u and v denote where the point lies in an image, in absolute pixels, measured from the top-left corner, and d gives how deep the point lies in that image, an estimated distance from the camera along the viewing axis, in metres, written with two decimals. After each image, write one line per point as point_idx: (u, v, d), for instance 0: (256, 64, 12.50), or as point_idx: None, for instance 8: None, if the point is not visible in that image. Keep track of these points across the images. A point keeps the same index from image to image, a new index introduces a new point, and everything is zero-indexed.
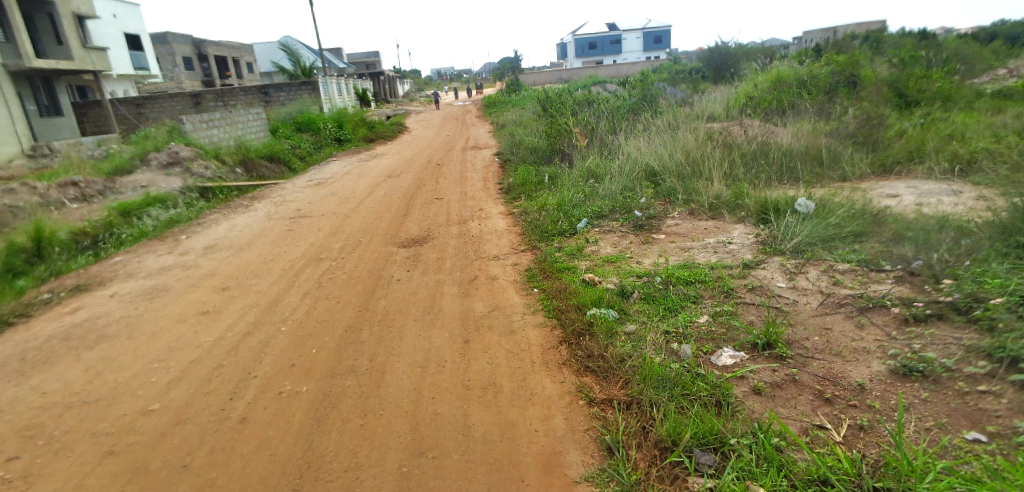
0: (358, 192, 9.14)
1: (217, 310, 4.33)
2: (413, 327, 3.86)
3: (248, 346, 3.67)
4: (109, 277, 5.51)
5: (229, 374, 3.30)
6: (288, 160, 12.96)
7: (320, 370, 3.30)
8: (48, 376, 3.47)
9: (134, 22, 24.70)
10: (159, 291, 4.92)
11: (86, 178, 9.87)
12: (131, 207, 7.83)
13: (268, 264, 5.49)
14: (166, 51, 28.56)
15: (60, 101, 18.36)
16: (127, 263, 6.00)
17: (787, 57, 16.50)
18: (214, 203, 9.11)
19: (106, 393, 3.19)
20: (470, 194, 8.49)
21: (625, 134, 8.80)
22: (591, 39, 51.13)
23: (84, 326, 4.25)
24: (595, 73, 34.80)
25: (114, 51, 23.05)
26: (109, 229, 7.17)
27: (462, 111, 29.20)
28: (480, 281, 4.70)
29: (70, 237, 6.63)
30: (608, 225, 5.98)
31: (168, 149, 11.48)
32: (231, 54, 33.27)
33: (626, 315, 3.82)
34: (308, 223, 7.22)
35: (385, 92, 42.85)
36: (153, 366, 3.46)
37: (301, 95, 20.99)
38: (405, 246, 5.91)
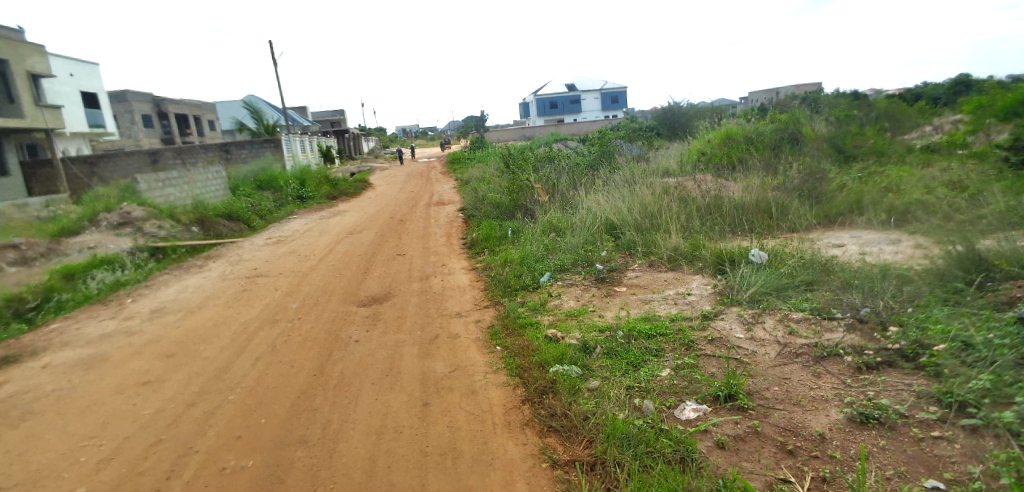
0: (319, 249, 8.99)
1: (160, 380, 4.08)
2: (370, 390, 3.71)
3: (191, 418, 3.44)
4: (43, 346, 5.17)
5: (167, 450, 3.07)
6: (247, 218, 12.72)
7: (268, 441, 3.11)
8: None
9: (91, 81, 24.44)
10: (97, 360, 4.63)
11: (28, 240, 9.42)
12: (75, 270, 7.48)
13: (219, 327, 5.26)
14: (124, 110, 28.21)
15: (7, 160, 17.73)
16: (65, 331, 5.65)
17: (735, 116, 17.53)
18: (165, 263, 8.79)
19: (27, 476, 2.92)
20: (433, 249, 8.48)
21: (585, 189, 9.04)
22: (552, 98, 53.31)
23: (8, 401, 3.93)
24: (557, 131, 36.11)
25: (68, 110, 22.63)
26: (48, 293, 6.79)
27: (428, 167, 29.60)
28: (442, 340, 4.60)
29: (4, 304, 6.26)
30: (570, 278, 6.02)
31: (119, 210, 11.14)
32: (192, 112, 33.13)
33: (589, 371, 3.78)
34: (264, 283, 7.02)
35: (350, 149, 43.16)
36: (82, 445, 3.20)
37: (263, 153, 20.93)
38: (365, 304, 5.78)
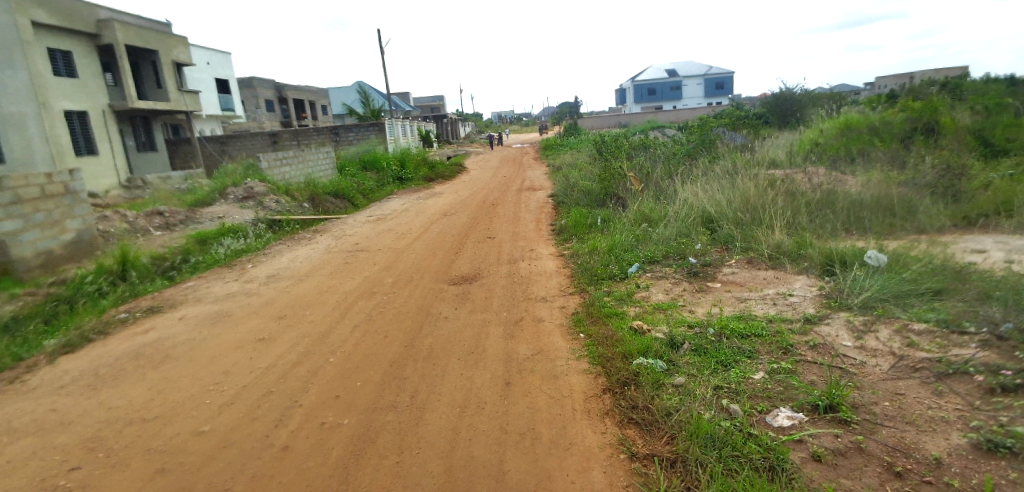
0: (415, 229, 9.41)
1: (272, 338, 4.51)
2: (456, 366, 3.86)
3: (297, 375, 3.78)
4: (179, 301, 5.90)
5: (277, 402, 3.40)
6: (351, 196, 13.58)
7: (362, 404, 3.34)
8: (115, 392, 3.68)
9: (225, 68, 27.14)
10: (222, 317, 5.19)
11: (171, 208, 10.73)
12: (207, 237, 8.48)
13: (324, 295, 5.70)
14: (251, 94, 31.05)
15: (156, 138, 20.24)
16: (197, 288, 6.40)
17: (857, 103, 15.95)
18: (280, 235, 9.64)
19: (164, 412, 3.34)
20: (522, 234, 8.58)
21: (682, 179, 8.68)
22: (651, 84, 51.53)
23: (153, 345, 4.54)
24: (655, 118, 34.90)
25: (206, 94, 25.32)
26: (186, 255, 7.75)
27: (521, 152, 29.81)
28: (526, 323, 4.67)
29: (151, 262, 7.23)
30: (660, 270, 5.84)
31: (244, 185, 12.36)
32: (308, 97, 35.78)
33: (675, 367, 3.67)
34: (364, 257, 7.48)
35: (448, 134, 44.54)
36: (208, 389, 3.62)
37: (369, 136, 22.17)
38: (455, 283, 5.99)
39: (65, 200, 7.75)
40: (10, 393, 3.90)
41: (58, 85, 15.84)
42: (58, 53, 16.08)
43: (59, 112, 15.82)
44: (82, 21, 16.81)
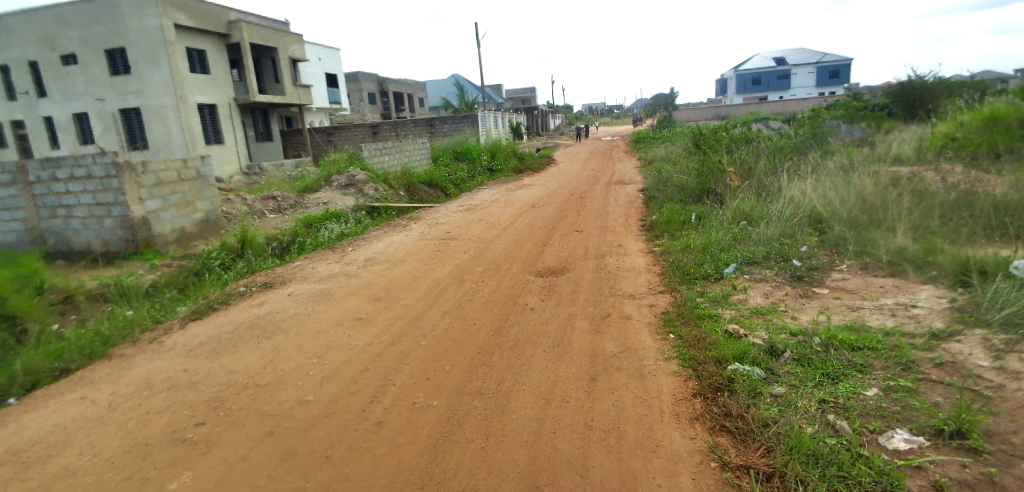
0: (503, 219, 9.54)
1: (369, 318, 4.78)
2: (541, 357, 3.87)
3: (390, 355, 3.97)
4: (289, 278, 6.41)
5: (372, 378, 3.60)
6: (444, 186, 14.03)
7: (450, 388, 3.44)
8: (234, 358, 4.07)
9: (334, 64, 28.97)
10: (325, 295, 5.58)
11: (283, 193, 11.67)
12: (313, 221, 9.14)
13: (416, 280, 5.95)
14: (355, 88, 32.95)
15: (273, 128, 22.07)
16: (304, 268, 6.91)
17: (1006, 92, 13.98)
18: (378, 221, 10.20)
19: (275, 379, 3.65)
20: (610, 228, 8.44)
21: (788, 176, 8.08)
22: (755, 74, 48.47)
23: (265, 317, 4.97)
24: (759, 110, 32.76)
25: (316, 88, 27.22)
26: (295, 237, 8.43)
27: (612, 145, 29.24)
28: (613, 319, 4.59)
29: (265, 242, 7.92)
30: (760, 272, 5.49)
31: (347, 173, 13.18)
32: (407, 90, 37.34)
33: (774, 375, 3.44)
34: (454, 245, 7.71)
35: (538, 126, 44.66)
36: (312, 362, 3.91)
37: (462, 128, 22.74)
38: (542, 275, 6.00)
39: (197, 183, 8.66)
40: (149, 352, 4.44)
41: (193, 80, 17.70)
42: (194, 51, 17.96)
43: (194, 105, 17.69)
44: (215, 22, 18.64)
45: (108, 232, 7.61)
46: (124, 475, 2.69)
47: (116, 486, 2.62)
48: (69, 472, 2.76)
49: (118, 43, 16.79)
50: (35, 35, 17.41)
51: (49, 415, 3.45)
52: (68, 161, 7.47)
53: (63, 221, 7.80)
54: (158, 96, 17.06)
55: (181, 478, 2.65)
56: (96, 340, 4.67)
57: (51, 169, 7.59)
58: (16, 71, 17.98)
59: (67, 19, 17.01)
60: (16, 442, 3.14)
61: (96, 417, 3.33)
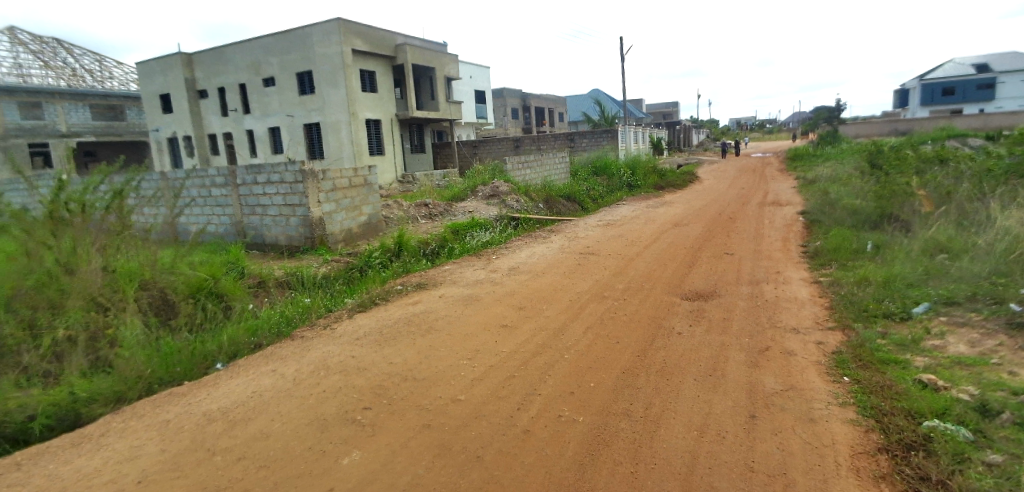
0: (645, 237, 9.28)
1: (514, 326, 4.91)
2: (692, 386, 3.64)
3: (536, 365, 4.03)
4: (439, 280, 6.84)
5: (518, 386, 3.67)
6: (582, 200, 14.08)
7: (596, 406, 3.38)
8: (395, 350, 4.42)
9: (483, 81, 30.67)
10: (472, 299, 5.85)
11: (434, 201, 12.54)
12: (460, 228, 9.68)
13: (559, 293, 5.99)
14: (501, 103, 34.53)
15: (426, 141, 23.87)
16: (452, 272, 7.33)
17: None
18: (519, 231, 10.53)
19: (430, 375, 3.89)
20: (765, 252, 7.79)
21: (1000, 203, 6.77)
22: (947, 83, 41.84)
23: (419, 316, 5.34)
24: (951, 125, 28.14)
25: (466, 104, 29.00)
26: (444, 242, 8.99)
27: (763, 163, 27.11)
28: (773, 354, 4.18)
29: (418, 245, 8.55)
30: (962, 316, 4.63)
31: (491, 185, 13.81)
32: (549, 105, 38.25)
33: (987, 440, 2.87)
34: (595, 260, 7.65)
35: (680, 141, 42.96)
36: (462, 363, 4.10)
37: (602, 143, 22.66)
38: (689, 298, 5.70)
39: (364, 189, 9.63)
40: (323, 336, 4.98)
41: (364, 98, 19.81)
42: (366, 72, 20.14)
43: (363, 120, 19.76)
44: (385, 46, 20.72)
45: (293, 229, 8.76)
46: (307, 445, 3.03)
47: (299, 453, 2.95)
48: (264, 434, 3.18)
49: (307, 66, 19.41)
50: (247, 62, 20.79)
51: (248, 382, 4.02)
52: (267, 168, 8.73)
53: (258, 218, 9.13)
54: (335, 111, 19.37)
55: (351, 455, 2.91)
56: (282, 321, 5.41)
57: (254, 174, 8.93)
58: (231, 92, 21.58)
59: (271, 48, 20.07)
60: (225, 401, 3.71)
61: (284, 389, 3.81)
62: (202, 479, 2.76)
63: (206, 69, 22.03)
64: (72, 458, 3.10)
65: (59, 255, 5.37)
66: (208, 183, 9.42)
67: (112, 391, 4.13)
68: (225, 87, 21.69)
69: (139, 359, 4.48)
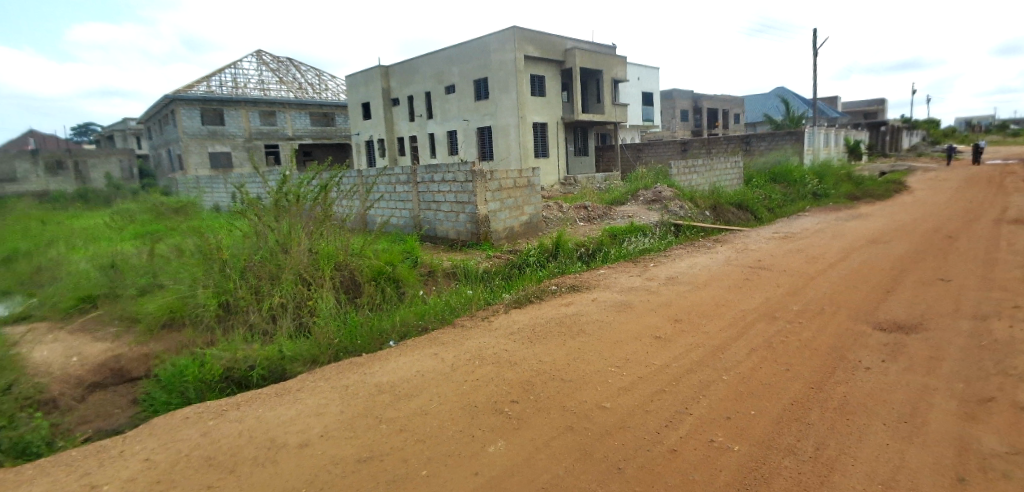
0: (830, 253, 8.19)
1: (668, 338, 4.68)
2: (879, 432, 3.12)
3: (690, 382, 3.80)
4: (593, 284, 6.80)
5: (668, 402, 3.49)
6: (756, 209, 12.74)
7: (756, 436, 3.07)
8: (545, 349, 4.51)
9: (653, 82, 29.85)
10: (627, 306, 5.72)
11: (594, 204, 12.54)
12: (618, 232, 9.65)
13: (721, 308, 5.57)
14: (670, 105, 33.30)
15: (590, 144, 23.99)
16: (608, 276, 7.24)
17: None
18: (681, 239, 10.01)
19: (577, 378, 3.89)
20: (997, 281, 6.35)
21: None
22: None
23: (571, 317, 5.38)
24: None
25: (633, 107, 28.51)
26: (601, 246, 8.99)
27: (1002, 172, 22.13)
28: (1000, 408, 3.38)
29: (575, 247, 8.66)
30: None
31: (654, 189, 13.56)
32: (723, 107, 35.89)
33: None
34: (766, 276, 6.97)
35: (884, 145, 37.11)
36: (611, 369, 4.03)
37: (784, 146, 20.53)
38: (884, 329, 4.89)
39: (527, 190, 10.00)
40: (481, 327, 5.28)
41: (533, 102, 20.54)
42: (536, 77, 20.85)
43: (530, 123, 20.51)
44: (556, 51, 21.23)
45: (461, 224, 9.42)
46: (458, 427, 3.24)
47: (452, 434, 3.16)
48: (423, 411, 3.46)
49: (484, 73, 20.74)
50: (432, 72, 22.89)
51: (414, 361, 4.43)
52: (442, 168, 9.50)
53: (433, 213, 9.98)
54: (506, 115, 20.38)
55: (497, 444, 3.03)
56: (446, 309, 5.85)
57: (431, 172, 9.78)
58: (418, 99, 23.95)
59: (453, 58, 21.83)
60: (393, 376, 4.13)
61: (442, 373, 4.12)
62: (370, 442, 3.10)
63: (399, 79, 24.74)
64: (275, 406, 3.71)
65: (278, 236, 6.46)
66: (394, 181, 10.56)
67: (309, 354, 4.86)
68: (413, 94, 24.13)
69: (331, 330, 5.20)
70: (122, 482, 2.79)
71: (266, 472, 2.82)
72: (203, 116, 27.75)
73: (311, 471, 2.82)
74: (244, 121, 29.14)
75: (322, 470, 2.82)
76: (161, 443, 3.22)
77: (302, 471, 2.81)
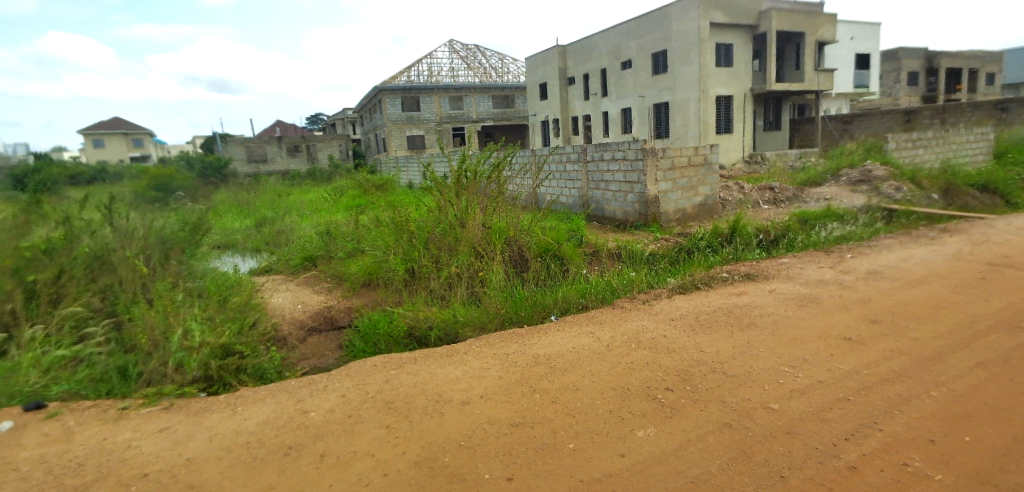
0: None
1: (861, 342, 4.06)
2: None
3: (883, 393, 3.27)
4: (773, 274, 6.15)
5: (851, 413, 3.05)
6: (1009, 193, 10.05)
7: (968, 467, 2.54)
8: (709, 339, 4.24)
9: (871, 41, 25.45)
10: (812, 301, 5.07)
11: (782, 185, 11.30)
12: (810, 217, 8.71)
13: (939, 312, 4.64)
14: (892, 67, 28.11)
15: (783, 117, 21.54)
16: (791, 266, 6.48)
17: None
18: (892, 226, 8.47)
19: (743, 374, 3.60)
20: None
21: None
22: None
23: (742, 308, 4.96)
24: None
25: (842, 72, 24.75)
26: (787, 232, 8.13)
27: None
28: None
29: (754, 232, 7.97)
30: None
31: (862, 168, 11.86)
32: (971, 64, 29.11)
33: None
34: (1012, 276, 5.60)
35: None
36: (783, 369, 3.65)
37: None
38: None
39: (703, 169, 9.40)
40: (641, 310, 5.16)
41: (717, 73, 19.03)
42: (723, 46, 19.21)
43: (713, 97, 19.06)
44: (748, 14, 19.25)
45: (630, 204, 9.21)
46: (609, 407, 3.24)
47: (601, 413, 3.18)
48: (575, 387, 3.53)
49: (664, 46, 19.74)
50: (610, 48, 22.47)
51: (570, 338, 4.52)
52: (613, 146, 9.35)
53: (601, 192, 9.90)
54: (686, 89, 19.19)
55: (647, 430, 2.97)
56: (608, 289, 5.83)
57: (601, 151, 9.69)
58: (594, 77, 23.77)
59: (632, 32, 21.13)
60: (550, 350, 4.27)
61: (598, 352, 4.15)
62: (523, 409, 3.27)
63: (576, 58, 24.79)
64: (444, 365, 4.10)
65: (457, 211, 7.03)
66: (565, 160, 10.71)
67: (478, 321, 5.26)
68: (590, 73, 24.03)
69: (499, 301, 5.55)
70: (324, 411, 3.36)
71: (432, 422, 3.16)
72: (403, 103, 31.19)
73: (470, 427, 3.08)
74: (436, 106, 32.04)
75: (479, 428, 3.06)
76: (354, 384, 3.79)
77: (463, 426, 3.08)
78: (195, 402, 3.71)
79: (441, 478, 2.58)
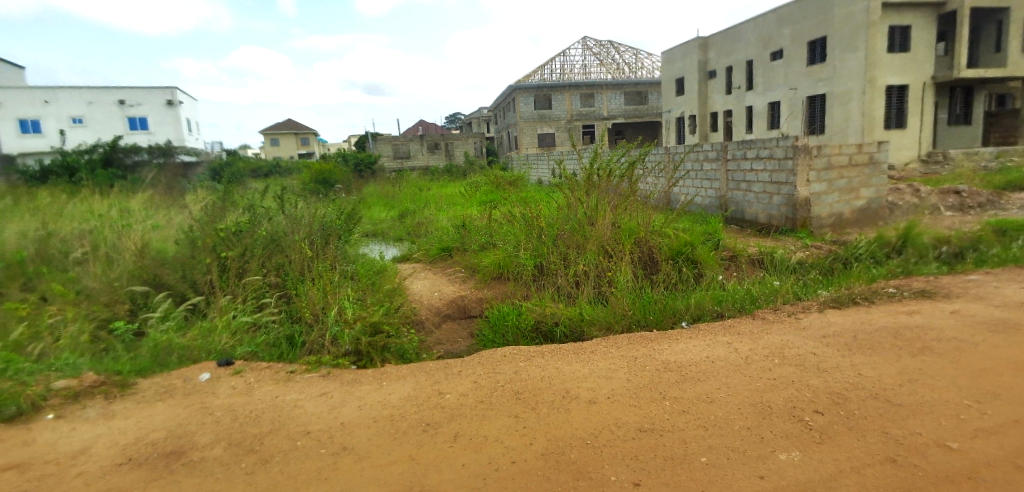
0: None
1: None
2: None
3: None
4: (957, 293, 5.27)
5: None
6: None
7: None
8: (870, 362, 3.76)
9: None
10: (1009, 327, 4.26)
11: (972, 189, 9.65)
12: (1009, 227, 7.33)
13: None
14: None
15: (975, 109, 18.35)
16: (981, 284, 5.51)
17: None
18: None
19: (913, 404, 3.14)
20: None
21: None
22: None
23: (914, 329, 4.32)
24: None
25: None
26: (976, 244, 6.92)
27: None
28: None
29: (932, 242, 6.90)
30: None
31: None
32: None
33: None
34: None
35: None
36: (967, 403, 3.12)
37: None
38: None
39: (867, 169, 8.41)
40: (786, 324, 4.73)
41: (889, 60, 16.74)
42: (898, 29, 16.85)
43: (882, 87, 16.81)
44: None
45: (775, 207, 8.48)
46: (748, 424, 3.02)
47: (738, 430, 2.97)
48: (709, 399, 3.35)
49: (823, 32, 17.80)
50: (758, 37, 20.81)
51: (704, 347, 4.28)
52: (758, 143, 8.65)
53: (742, 193, 9.24)
54: (849, 79, 17.15)
55: (791, 453, 2.73)
56: (747, 297, 5.43)
57: (744, 149, 9.02)
58: (739, 70, 22.20)
59: (785, 18, 19.35)
60: (681, 357, 4.09)
61: (735, 364, 3.88)
62: (652, 415, 3.17)
63: (719, 50, 23.31)
64: (571, 362, 4.10)
65: (587, 209, 7.01)
66: (702, 158, 10.14)
67: (605, 320, 5.20)
68: (733, 65, 22.47)
69: (627, 302, 5.42)
70: (458, 394, 3.55)
71: (559, 417, 3.19)
72: (536, 101, 31.80)
73: (597, 427, 3.06)
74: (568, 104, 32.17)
75: (607, 429, 3.03)
76: (485, 372, 3.94)
77: (590, 426, 3.06)
78: (347, 374, 4.12)
79: (567, 473, 2.60)
